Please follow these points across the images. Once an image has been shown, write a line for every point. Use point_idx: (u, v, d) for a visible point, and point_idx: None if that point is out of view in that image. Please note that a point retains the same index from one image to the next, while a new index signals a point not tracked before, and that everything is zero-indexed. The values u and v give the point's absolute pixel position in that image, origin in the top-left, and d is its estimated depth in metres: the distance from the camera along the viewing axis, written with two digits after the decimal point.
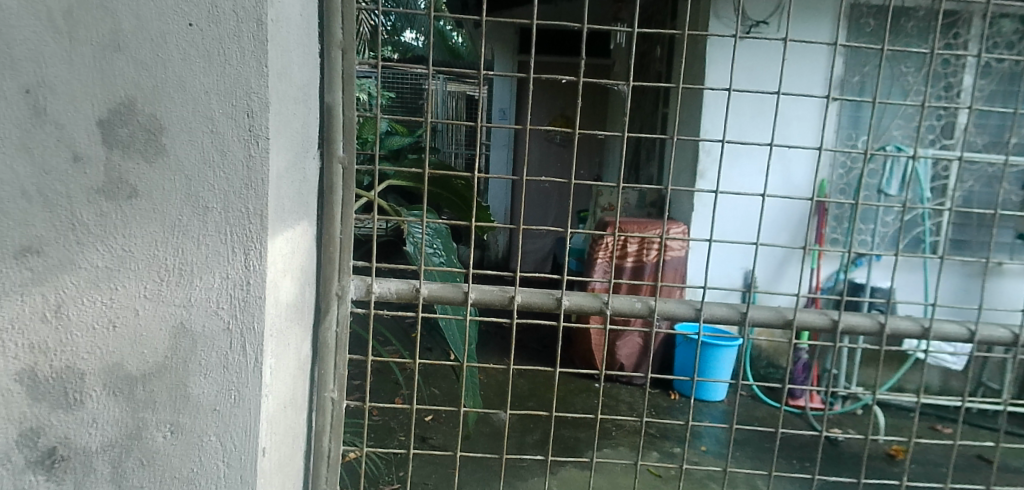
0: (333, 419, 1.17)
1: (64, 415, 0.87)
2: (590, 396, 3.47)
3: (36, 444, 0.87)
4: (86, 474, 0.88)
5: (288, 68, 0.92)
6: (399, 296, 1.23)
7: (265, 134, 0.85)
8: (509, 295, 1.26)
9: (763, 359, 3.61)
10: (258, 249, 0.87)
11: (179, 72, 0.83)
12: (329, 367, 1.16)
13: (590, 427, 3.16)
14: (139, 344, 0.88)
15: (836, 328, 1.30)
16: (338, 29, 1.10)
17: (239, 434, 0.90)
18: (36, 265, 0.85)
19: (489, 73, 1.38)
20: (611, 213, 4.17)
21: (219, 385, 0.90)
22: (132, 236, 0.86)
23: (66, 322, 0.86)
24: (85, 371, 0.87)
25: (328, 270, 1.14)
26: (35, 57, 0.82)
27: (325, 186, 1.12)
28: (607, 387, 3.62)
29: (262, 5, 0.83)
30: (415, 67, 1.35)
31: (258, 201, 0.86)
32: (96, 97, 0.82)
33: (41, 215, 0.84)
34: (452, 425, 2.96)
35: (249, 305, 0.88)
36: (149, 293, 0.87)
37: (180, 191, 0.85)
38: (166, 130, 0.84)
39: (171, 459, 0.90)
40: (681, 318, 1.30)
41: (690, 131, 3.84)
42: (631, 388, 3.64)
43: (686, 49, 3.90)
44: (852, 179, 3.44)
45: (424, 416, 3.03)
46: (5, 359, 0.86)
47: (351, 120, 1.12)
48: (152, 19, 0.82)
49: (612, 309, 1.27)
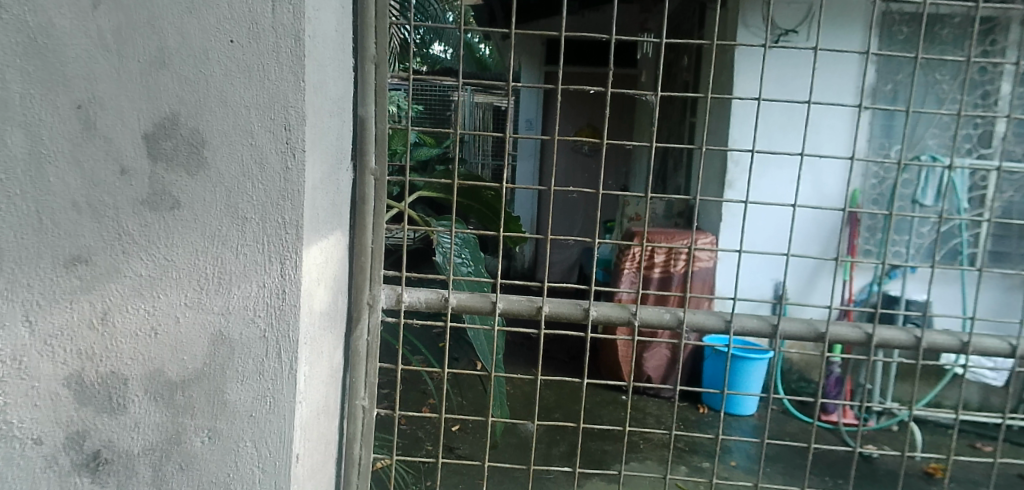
0: (364, 427, 1.19)
1: (107, 418, 0.90)
2: (618, 408, 3.45)
3: (81, 447, 0.90)
4: (128, 477, 0.91)
5: (323, 83, 0.94)
6: (429, 306, 1.24)
7: (302, 147, 0.88)
8: (535, 305, 1.26)
9: (795, 372, 3.55)
10: (293, 258, 0.90)
11: (221, 87, 0.86)
12: (360, 375, 1.18)
13: (617, 439, 3.14)
14: (179, 350, 0.90)
15: (871, 342, 1.27)
16: (371, 44, 1.12)
17: (274, 440, 0.92)
18: (84, 274, 0.88)
19: (517, 84, 1.38)
20: (638, 224, 4.16)
21: (254, 392, 0.92)
22: (173, 246, 0.89)
23: (111, 329, 0.89)
24: (129, 376, 0.90)
25: (359, 278, 1.16)
26: (87, 74, 0.85)
27: (357, 196, 1.14)
28: (635, 400, 3.60)
29: (300, 21, 0.86)
30: (444, 80, 1.36)
31: (294, 211, 0.89)
32: (142, 111, 0.86)
33: (90, 225, 0.87)
34: (478, 435, 2.97)
35: (285, 314, 0.91)
36: (188, 301, 0.90)
37: (221, 202, 0.88)
38: (208, 144, 0.87)
39: (208, 464, 0.92)
40: (711, 330, 1.29)
41: (719, 141, 3.81)
42: (659, 401, 3.61)
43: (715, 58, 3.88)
44: (885, 189, 3.38)
45: (450, 426, 3.04)
46: (54, 364, 0.89)
47: (384, 132, 1.14)
48: (197, 37, 0.85)
49: (640, 320, 1.26)
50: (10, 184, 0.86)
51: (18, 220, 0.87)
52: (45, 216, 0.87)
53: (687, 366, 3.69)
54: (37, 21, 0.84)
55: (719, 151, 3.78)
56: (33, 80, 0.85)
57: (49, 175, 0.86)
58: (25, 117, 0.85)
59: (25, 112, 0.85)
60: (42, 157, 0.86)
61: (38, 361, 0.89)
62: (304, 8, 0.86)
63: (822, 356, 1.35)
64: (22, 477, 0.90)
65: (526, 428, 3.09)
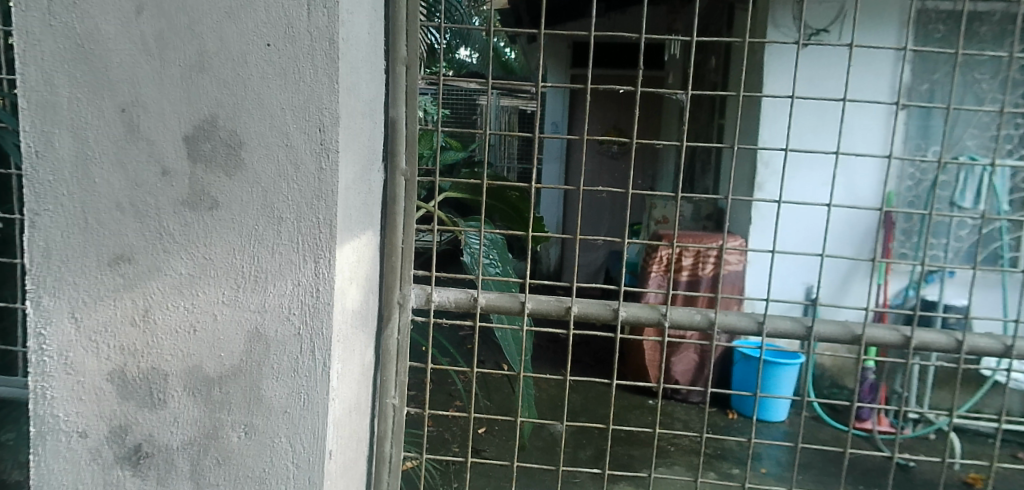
0: (394, 426, 1.20)
1: (148, 413, 0.93)
2: (645, 413, 3.42)
3: (124, 440, 0.93)
4: (168, 471, 0.94)
5: (357, 85, 0.96)
6: (458, 305, 1.24)
7: (335, 148, 0.89)
8: (565, 305, 1.25)
9: (828, 378, 3.48)
10: (327, 257, 0.91)
11: (258, 90, 0.88)
12: (390, 374, 1.19)
13: (645, 444, 3.11)
14: (217, 347, 0.93)
15: (909, 345, 1.24)
16: (402, 46, 1.13)
17: (308, 436, 0.94)
18: (127, 272, 0.91)
19: (544, 85, 1.38)
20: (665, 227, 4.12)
21: (289, 388, 0.94)
22: (212, 246, 0.91)
23: (153, 326, 0.92)
24: (169, 372, 0.93)
25: (390, 278, 1.17)
26: (130, 78, 0.87)
27: (388, 197, 1.16)
28: (663, 404, 3.56)
29: (334, 24, 0.88)
30: (473, 81, 1.37)
31: (328, 211, 0.90)
32: (182, 114, 0.88)
33: (132, 225, 0.90)
34: (504, 438, 2.97)
35: (319, 312, 0.92)
36: (226, 298, 0.92)
37: (257, 202, 0.90)
38: (245, 145, 0.89)
39: (244, 459, 0.94)
40: (743, 332, 1.27)
41: (748, 142, 3.76)
42: (687, 406, 3.56)
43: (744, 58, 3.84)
44: (922, 191, 3.29)
45: (477, 428, 3.05)
46: (98, 359, 0.92)
47: (414, 133, 1.15)
48: (235, 41, 0.87)
49: (670, 321, 1.25)
50: (59, 186, 0.89)
51: (67, 219, 0.90)
52: (91, 216, 0.90)
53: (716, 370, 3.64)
54: (85, 28, 0.87)
55: (749, 153, 3.73)
56: (81, 85, 0.88)
57: (95, 176, 0.89)
58: (73, 120, 0.88)
59: (72, 116, 0.88)
60: (89, 160, 0.89)
61: (83, 357, 0.92)
62: (338, 11, 0.88)
63: (857, 359, 1.32)
64: (68, 468, 0.93)
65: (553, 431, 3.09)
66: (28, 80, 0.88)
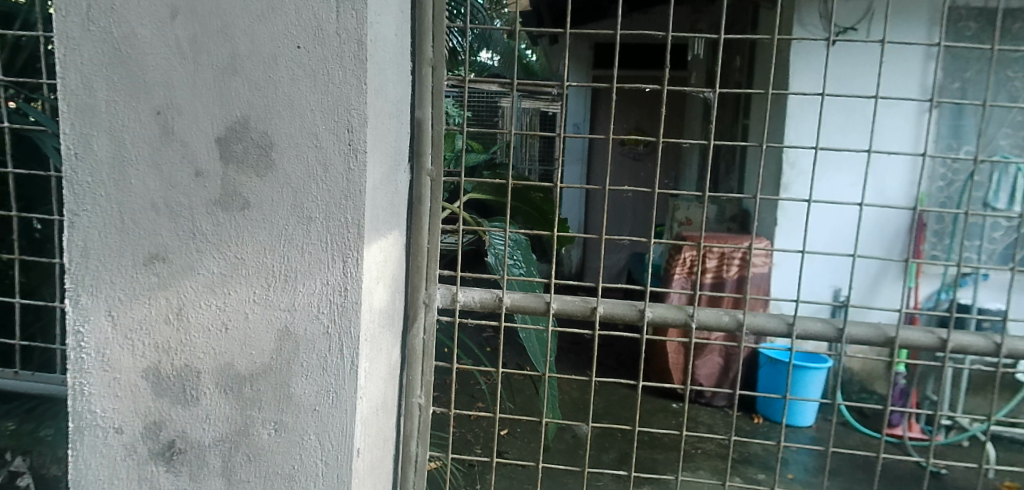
0: (420, 425, 1.21)
1: (181, 409, 0.94)
2: (669, 416, 3.39)
3: (157, 437, 0.95)
4: (200, 467, 0.95)
5: (384, 86, 0.97)
6: (483, 305, 1.24)
7: (363, 148, 0.91)
8: (591, 306, 1.25)
9: (856, 383, 3.41)
10: (355, 255, 0.93)
11: (289, 91, 0.90)
12: (417, 374, 1.20)
13: (669, 448, 3.09)
14: (248, 344, 0.94)
15: (946, 348, 1.21)
16: (429, 47, 1.13)
17: (336, 434, 0.95)
18: (161, 271, 0.93)
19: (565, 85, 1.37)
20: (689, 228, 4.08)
21: (318, 386, 0.95)
22: (243, 245, 0.93)
23: (186, 324, 0.94)
24: (201, 369, 0.94)
25: (416, 278, 1.18)
26: (165, 81, 0.89)
27: (414, 197, 1.16)
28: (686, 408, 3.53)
29: (363, 26, 0.89)
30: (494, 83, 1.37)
31: (356, 211, 0.92)
32: (215, 116, 0.90)
33: (167, 225, 0.92)
34: (527, 440, 2.97)
35: (347, 310, 0.94)
36: (257, 297, 0.94)
37: (287, 202, 0.92)
38: (276, 146, 0.91)
39: (274, 456, 0.95)
40: (773, 334, 1.25)
41: (773, 142, 3.71)
42: (711, 409, 3.53)
43: (768, 57, 3.78)
44: (954, 191, 3.21)
45: (500, 430, 3.06)
46: (134, 357, 0.94)
47: (440, 133, 1.16)
48: (266, 43, 0.89)
49: (697, 322, 1.24)
50: (96, 186, 0.92)
51: (104, 219, 0.92)
52: (127, 216, 0.92)
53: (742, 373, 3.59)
54: (122, 33, 0.89)
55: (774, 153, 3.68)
56: (119, 88, 0.90)
57: (131, 177, 0.91)
58: (110, 123, 0.90)
59: (109, 118, 0.90)
60: (125, 161, 0.91)
61: (119, 354, 0.94)
62: (366, 13, 0.89)
63: (890, 363, 1.29)
64: (104, 464, 0.95)
65: (576, 433, 3.08)
66: (67, 84, 0.90)
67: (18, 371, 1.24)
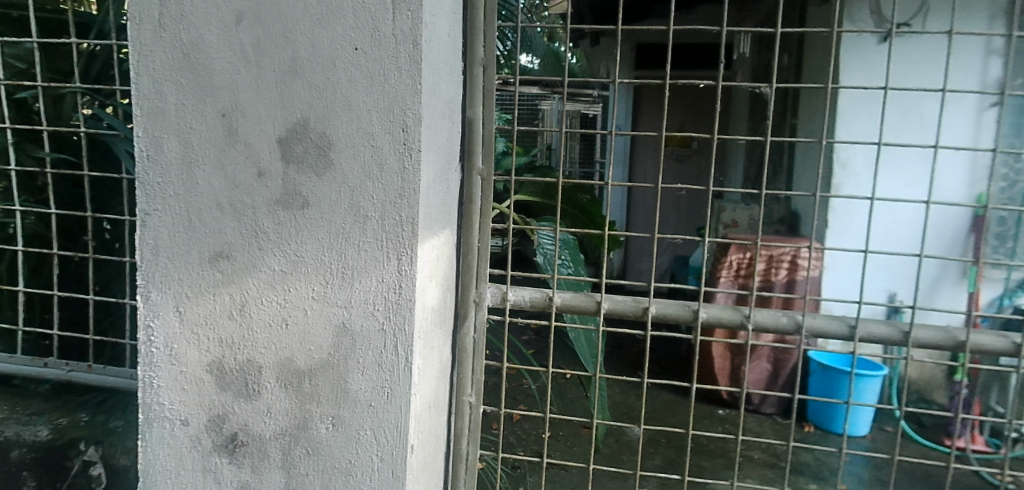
0: (471, 424, 1.21)
1: (243, 403, 0.97)
2: (715, 423, 3.32)
3: (221, 429, 0.98)
4: (261, 460, 0.98)
5: (437, 86, 0.98)
6: (534, 304, 1.22)
7: (418, 147, 0.93)
8: (642, 306, 1.22)
9: (914, 392, 3.27)
10: (409, 253, 0.94)
11: (347, 93, 0.92)
12: (467, 372, 1.20)
13: (715, 455, 3.02)
14: (307, 340, 0.97)
15: (1020, 352, 1.14)
16: (480, 47, 1.14)
17: (391, 430, 0.96)
18: (225, 268, 0.97)
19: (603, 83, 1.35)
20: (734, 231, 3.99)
21: (374, 382, 0.96)
22: (303, 243, 0.96)
23: (248, 319, 0.97)
24: (262, 364, 0.97)
25: (466, 277, 1.18)
26: (230, 84, 0.93)
27: (464, 196, 1.17)
28: (733, 414, 3.45)
29: (418, 27, 0.91)
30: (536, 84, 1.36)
31: (411, 209, 0.94)
32: (277, 117, 0.93)
33: (231, 224, 0.96)
34: (569, 444, 2.95)
35: (401, 308, 0.95)
36: (316, 294, 0.96)
37: (345, 201, 0.94)
38: (334, 146, 0.94)
39: (331, 450, 0.97)
40: (834, 336, 1.21)
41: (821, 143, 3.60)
42: (759, 416, 3.44)
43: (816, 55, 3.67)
44: (1017, 192, 3.06)
45: (542, 433, 3.04)
46: (199, 351, 0.98)
47: (490, 132, 1.16)
48: (325, 45, 0.92)
49: (755, 323, 1.20)
50: (166, 187, 0.96)
51: (173, 219, 0.96)
52: (195, 215, 0.96)
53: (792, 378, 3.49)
54: (190, 38, 0.93)
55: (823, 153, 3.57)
56: (186, 91, 0.94)
57: (198, 177, 0.95)
58: (178, 125, 0.94)
59: (178, 121, 0.94)
60: (193, 162, 0.95)
61: (186, 348, 0.98)
62: (422, 14, 0.91)
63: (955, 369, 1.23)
64: (171, 455, 0.99)
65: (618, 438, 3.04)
66: (139, 89, 0.95)
67: (92, 365, 1.28)
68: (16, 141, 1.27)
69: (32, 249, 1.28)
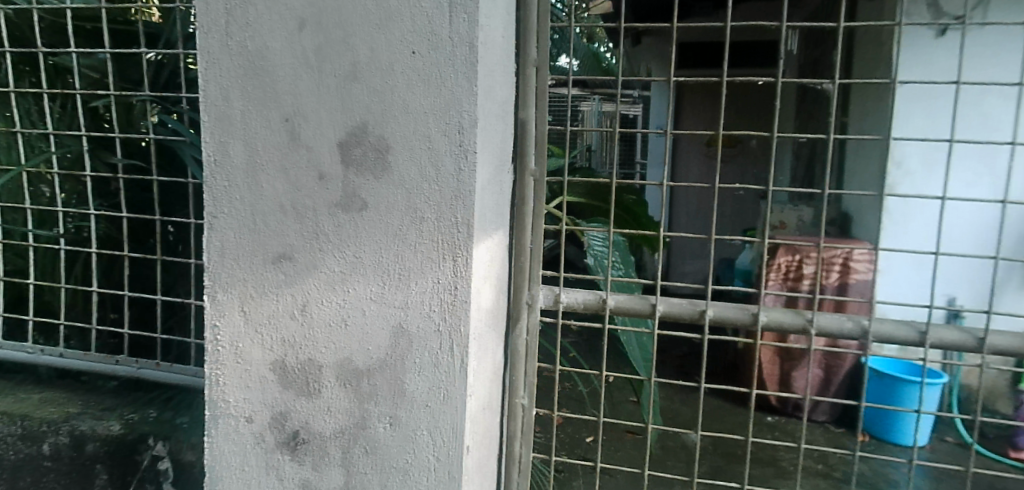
0: (523, 426, 1.20)
1: (305, 401, 1.00)
2: (762, 429, 3.23)
3: (283, 427, 1.01)
4: (321, 457, 1.00)
5: (492, 88, 0.98)
6: (587, 307, 1.19)
7: (474, 149, 0.94)
8: (700, 309, 1.18)
9: (976, 402, 3.12)
10: (464, 254, 0.95)
11: (404, 96, 0.94)
12: (520, 374, 1.19)
13: (763, 463, 2.94)
14: (365, 340, 0.98)
15: None
16: (533, 48, 1.13)
17: (447, 431, 0.97)
18: (288, 269, 1.00)
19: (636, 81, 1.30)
20: (781, 232, 3.88)
21: (430, 382, 0.97)
22: (361, 244, 0.97)
23: (309, 319, 1.00)
24: (323, 363, 0.99)
25: (519, 279, 1.17)
26: (293, 90, 0.96)
27: (517, 197, 1.16)
28: (781, 421, 3.35)
29: (475, 29, 0.91)
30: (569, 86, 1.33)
31: (466, 210, 0.94)
32: (337, 121, 0.96)
33: (294, 226, 0.99)
34: (612, 448, 2.91)
35: (457, 309, 0.96)
36: (374, 295, 0.98)
37: (402, 203, 0.96)
38: (392, 149, 0.95)
39: (389, 449, 0.98)
40: (902, 342, 1.15)
41: (874, 142, 3.47)
42: (809, 424, 3.33)
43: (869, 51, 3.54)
44: None
45: (584, 437, 3.01)
46: (263, 350, 1.01)
47: (543, 134, 1.15)
48: (384, 50, 0.93)
49: (818, 328, 1.15)
50: (232, 191, 1.00)
51: (239, 222, 1.00)
52: (259, 218, 0.99)
53: (844, 384, 3.36)
54: (255, 46, 0.96)
55: (876, 152, 3.43)
56: (252, 98, 0.97)
57: (263, 182, 0.99)
58: (244, 131, 0.98)
59: (244, 127, 0.98)
60: (258, 167, 0.98)
61: (250, 347, 1.01)
62: (478, 16, 0.91)
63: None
64: (236, 451, 1.02)
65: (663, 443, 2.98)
66: (208, 97, 0.98)
67: (160, 362, 1.33)
68: (92, 148, 1.34)
69: (105, 251, 1.35)
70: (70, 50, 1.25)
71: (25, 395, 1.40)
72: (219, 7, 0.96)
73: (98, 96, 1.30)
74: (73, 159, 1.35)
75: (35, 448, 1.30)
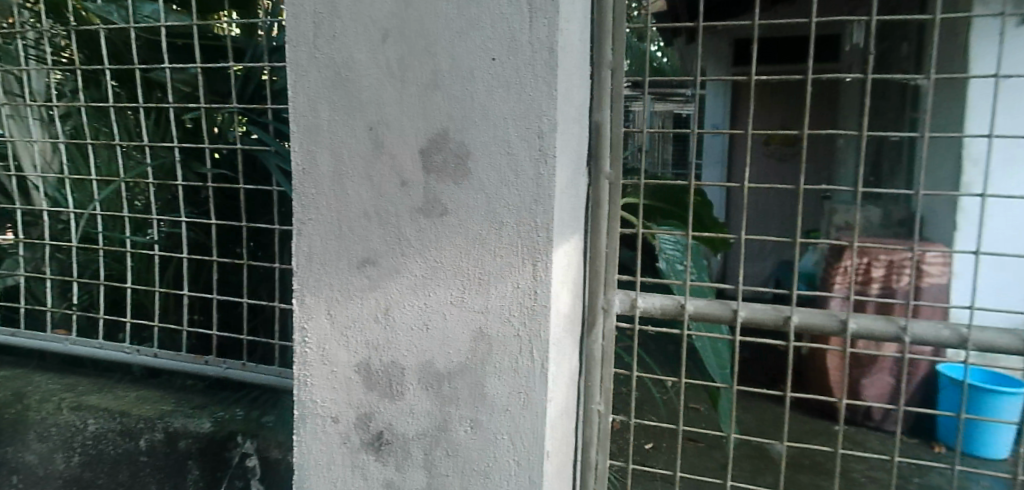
0: (599, 433, 1.18)
1: (388, 402, 1.03)
2: (831, 439, 3.09)
3: (368, 427, 1.04)
4: (404, 458, 1.02)
5: (570, 91, 0.98)
6: (664, 313, 1.16)
7: (553, 153, 0.93)
8: (785, 316, 1.12)
9: None
10: (544, 259, 0.95)
11: (484, 102, 0.95)
12: (596, 380, 1.17)
13: (833, 475, 2.81)
14: (446, 344, 1.00)
15: None
16: (609, 50, 1.11)
17: (528, 436, 0.97)
18: (372, 273, 1.03)
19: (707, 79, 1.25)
20: (847, 234, 3.71)
21: (510, 387, 0.97)
22: (442, 249, 0.99)
23: (392, 322, 1.02)
24: (405, 366, 1.02)
25: (594, 282, 1.14)
26: (377, 99, 0.99)
27: (591, 201, 1.14)
28: (851, 432, 3.20)
29: (555, 34, 0.91)
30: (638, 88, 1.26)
31: (546, 214, 0.94)
32: (420, 129, 0.98)
33: (377, 231, 1.02)
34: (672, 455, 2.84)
35: (537, 314, 0.96)
36: (454, 299, 0.99)
37: (482, 208, 0.97)
38: (472, 155, 0.96)
39: (470, 453, 0.99)
40: (1007, 351, 1.06)
41: (948, 138, 3.28)
42: (881, 435, 3.17)
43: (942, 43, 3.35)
44: None
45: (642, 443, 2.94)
46: (348, 352, 1.04)
47: (619, 136, 1.13)
48: (464, 57, 0.95)
49: (912, 336, 1.08)
50: (320, 198, 1.04)
51: (326, 228, 1.04)
52: (345, 224, 1.03)
53: (918, 393, 3.18)
54: (342, 58, 1.00)
55: (951, 150, 3.25)
56: (338, 109, 1.01)
57: (348, 189, 1.02)
58: (331, 140, 1.02)
59: (331, 136, 1.02)
60: (344, 175, 1.02)
61: (336, 349, 1.05)
62: (558, 20, 0.91)
63: None
64: (323, 449, 1.06)
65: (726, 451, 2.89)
66: (297, 108, 1.03)
67: (245, 363, 1.39)
68: (183, 158, 1.41)
69: (195, 256, 1.42)
70: (164, 66, 1.33)
71: (122, 392, 1.49)
72: (306, 20, 1.00)
73: (189, 109, 1.37)
74: (166, 169, 1.43)
75: (132, 443, 1.38)
